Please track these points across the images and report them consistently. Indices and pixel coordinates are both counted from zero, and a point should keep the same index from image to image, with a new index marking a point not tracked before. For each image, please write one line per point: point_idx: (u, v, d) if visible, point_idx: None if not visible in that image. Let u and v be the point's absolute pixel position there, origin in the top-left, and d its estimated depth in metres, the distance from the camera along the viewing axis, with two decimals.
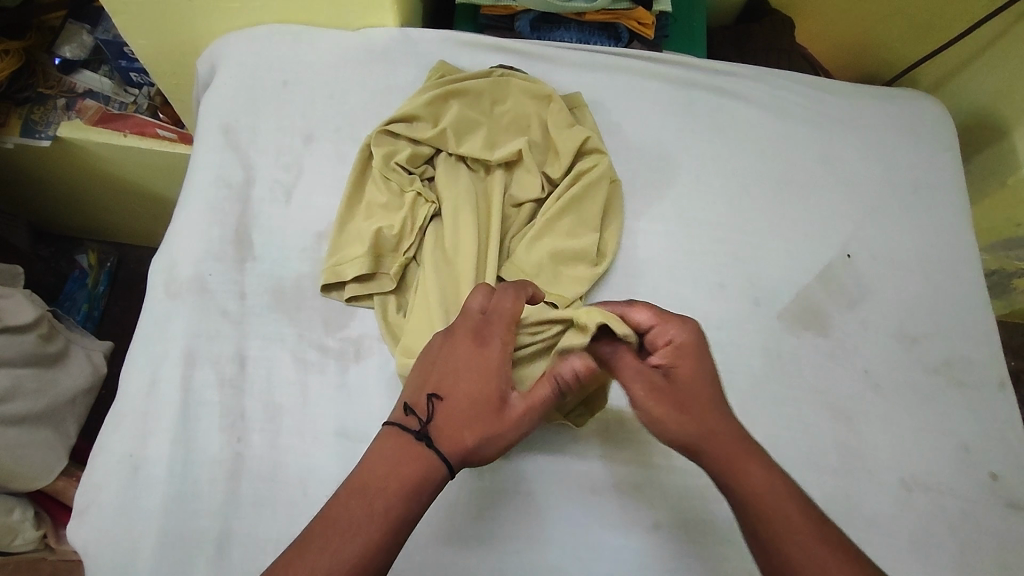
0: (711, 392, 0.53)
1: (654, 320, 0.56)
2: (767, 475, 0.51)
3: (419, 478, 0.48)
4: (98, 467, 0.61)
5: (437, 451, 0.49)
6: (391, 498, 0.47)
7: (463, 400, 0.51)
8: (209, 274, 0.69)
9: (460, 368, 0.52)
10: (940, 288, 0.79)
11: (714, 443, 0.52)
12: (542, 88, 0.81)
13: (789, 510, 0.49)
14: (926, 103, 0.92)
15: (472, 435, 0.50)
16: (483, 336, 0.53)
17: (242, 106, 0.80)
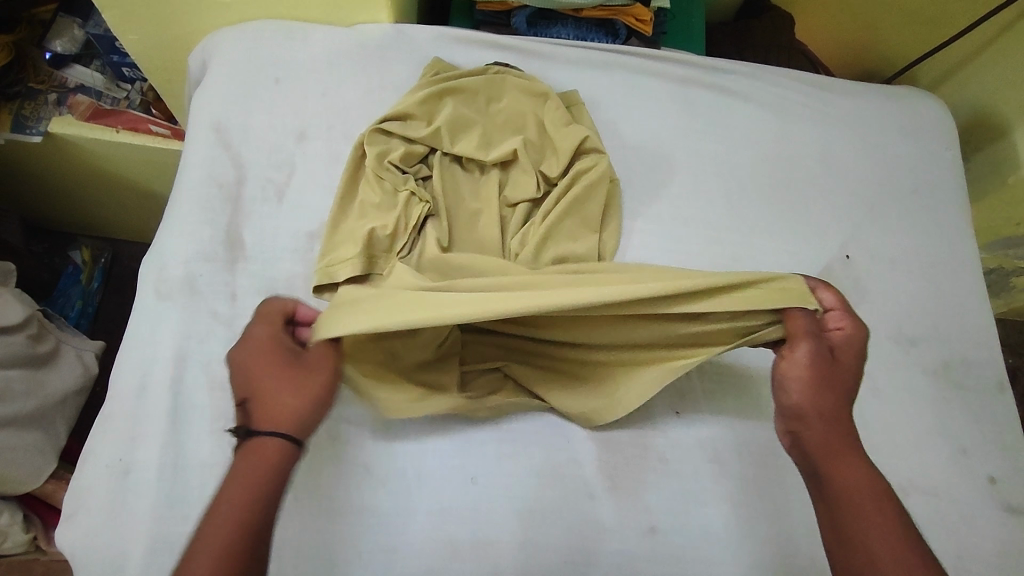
0: (847, 385, 0.57)
1: (836, 304, 0.59)
2: (866, 476, 0.53)
3: (256, 466, 0.49)
4: (85, 471, 0.60)
5: (266, 436, 0.50)
6: (231, 495, 0.47)
7: (270, 387, 0.52)
8: (200, 275, 0.68)
9: (257, 369, 0.54)
10: (939, 289, 0.78)
11: (830, 428, 0.55)
12: (538, 87, 0.80)
13: (876, 511, 0.51)
14: (926, 101, 0.91)
15: (296, 406, 0.51)
16: (261, 336, 0.55)
17: (234, 103, 0.79)
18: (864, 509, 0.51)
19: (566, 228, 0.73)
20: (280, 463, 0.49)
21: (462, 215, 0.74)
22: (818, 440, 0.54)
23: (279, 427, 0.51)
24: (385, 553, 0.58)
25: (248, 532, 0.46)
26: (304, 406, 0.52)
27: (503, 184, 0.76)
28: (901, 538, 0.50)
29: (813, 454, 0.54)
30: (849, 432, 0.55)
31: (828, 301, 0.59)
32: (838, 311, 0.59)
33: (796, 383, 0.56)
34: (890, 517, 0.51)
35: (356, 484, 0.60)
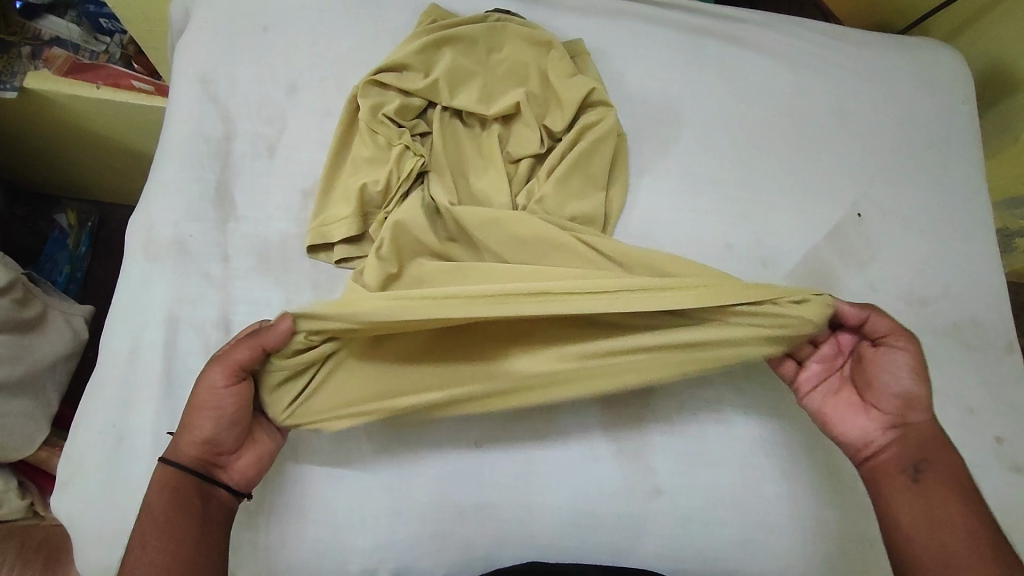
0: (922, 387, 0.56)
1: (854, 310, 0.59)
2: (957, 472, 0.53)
3: (171, 479, 0.51)
4: (77, 438, 0.58)
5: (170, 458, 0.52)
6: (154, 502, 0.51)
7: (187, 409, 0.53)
8: (190, 235, 0.65)
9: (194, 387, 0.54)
10: (951, 248, 0.76)
11: (930, 426, 0.55)
12: (540, 36, 0.76)
13: (966, 502, 0.52)
14: (942, 52, 0.88)
15: (194, 437, 0.51)
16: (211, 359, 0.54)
17: (218, 53, 0.74)
18: (950, 502, 0.52)
19: (573, 185, 0.69)
20: (177, 481, 0.51)
21: (459, 174, 0.71)
22: (919, 439, 0.54)
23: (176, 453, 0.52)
24: (388, 517, 0.57)
25: (138, 546, 0.49)
26: (196, 426, 0.51)
27: (503, 139, 0.74)
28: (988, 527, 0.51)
29: (910, 451, 0.54)
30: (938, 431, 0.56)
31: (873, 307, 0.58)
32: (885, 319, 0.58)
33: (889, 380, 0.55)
34: (975, 508, 0.52)
35: (357, 449, 0.59)
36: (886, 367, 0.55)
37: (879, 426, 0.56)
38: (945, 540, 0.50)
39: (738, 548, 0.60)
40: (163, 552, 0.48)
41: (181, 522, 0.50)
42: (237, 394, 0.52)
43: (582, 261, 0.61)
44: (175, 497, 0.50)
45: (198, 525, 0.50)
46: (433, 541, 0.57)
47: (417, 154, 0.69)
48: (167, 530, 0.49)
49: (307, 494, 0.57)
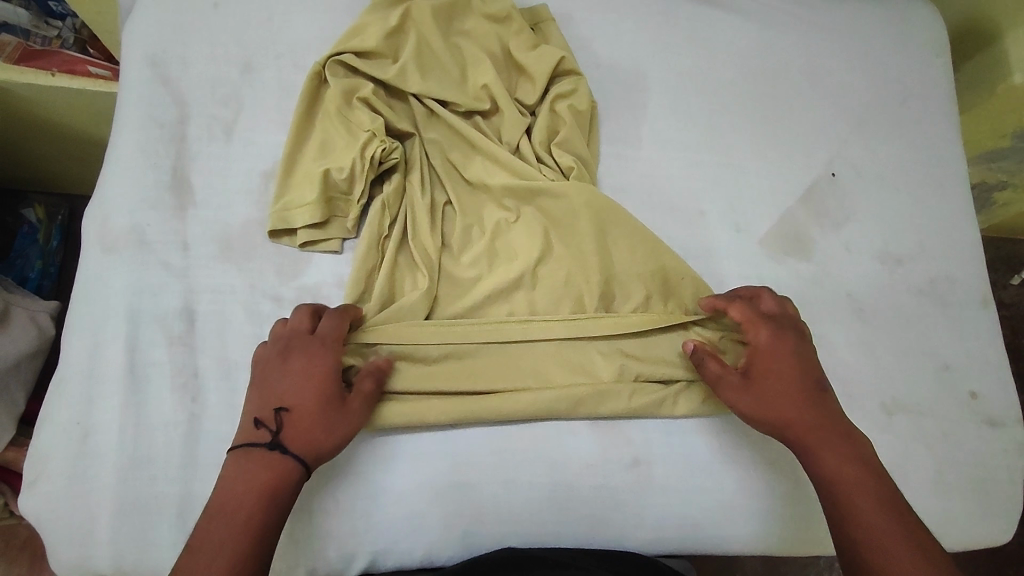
0: (800, 375, 0.57)
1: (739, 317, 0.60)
2: (851, 467, 0.54)
3: (274, 482, 0.50)
4: (42, 438, 0.57)
5: (290, 454, 0.51)
6: (251, 508, 0.49)
7: (312, 409, 0.53)
8: (147, 224, 0.63)
9: (304, 384, 0.54)
10: (925, 205, 0.75)
11: (805, 426, 0.56)
12: (502, 6, 0.73)
13: (863, 497, 0.52)
14: (915, 5, 0.86)
15: (326, 439, 0.52)
16: (322, 361, 0.55)
17: (168, 33, 0.71)
18: (846, 502, 0.52)
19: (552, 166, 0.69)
20: (270, 481, 0.50)
21: (439, 159, 0.69)
22: (797, 442, 0.56)
23: (297, 449, 0.52)
24: (366, 502, 0.57)
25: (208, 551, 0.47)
26: (337, 432, 0.53)
27: (481, 120, 0.71)
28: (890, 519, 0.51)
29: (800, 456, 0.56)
30: (832, 422, 0.56)
31: (735, 319, 0.60)
32: (749, 323, 0.60)
33: (745, 412, 0.57)
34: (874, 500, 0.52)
35: None
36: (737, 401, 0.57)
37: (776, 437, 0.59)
38: (846, 539, 0.51)
39: (716, 514, 0.60)
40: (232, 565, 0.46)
41: (257, 535, 0.48)
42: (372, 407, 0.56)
43: (572, 272, 0.64)
44: (267, 504, 0.49)
45: (261, 534, 0.48)
46: (411, 523, 0.57)
47: (392, 140, 0.66)
48: (247, 540, 0.47)
49: None
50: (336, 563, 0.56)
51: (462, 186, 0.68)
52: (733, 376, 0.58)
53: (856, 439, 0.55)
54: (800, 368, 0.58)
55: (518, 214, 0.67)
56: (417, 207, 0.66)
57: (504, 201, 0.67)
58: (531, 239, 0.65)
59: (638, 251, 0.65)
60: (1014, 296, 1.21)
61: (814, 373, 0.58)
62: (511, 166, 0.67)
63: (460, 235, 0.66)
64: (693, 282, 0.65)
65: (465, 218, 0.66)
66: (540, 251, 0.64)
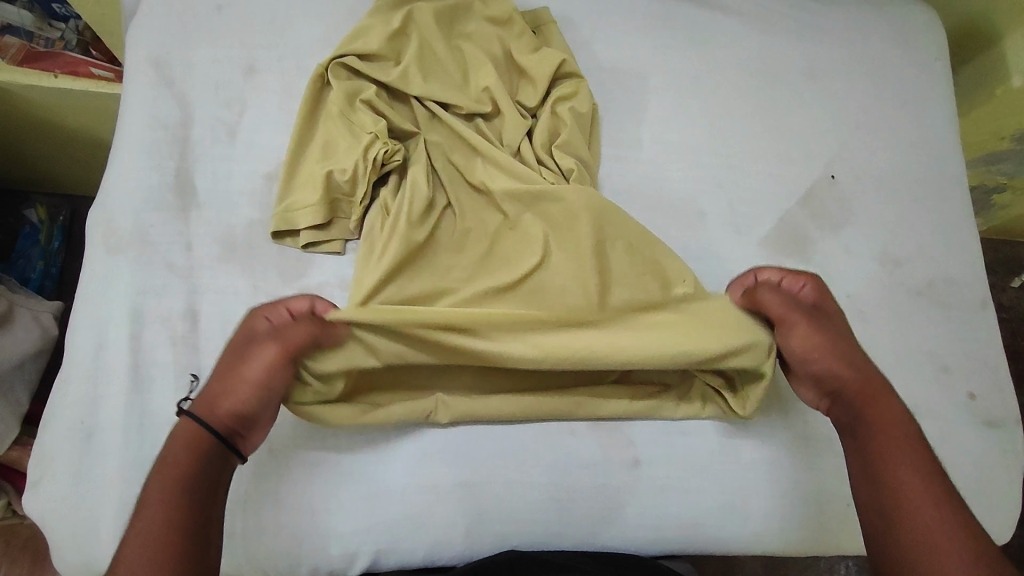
0: (849, 335, 0.60)
1: (782, 275, 0.64)
2: (900, 421, 0.54)
3: (182, 443, 0.50)
4: (46, 438, 0.57)
5: (189, 414, 0.51)
6: (160, 468, 0.48)
7: (224, 370, 0.53)
8: (150, 224, 0.64)
9: (227, 350, 0.55)
10: (924, 207, 0.76)
11: (862, 374, 0.57)
12: (504, 8, 0.74)
13: (907, 447, 0.53)
14: (914, 8, 0.86)
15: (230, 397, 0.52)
16: (247, 326, 0.56)
17: (172, 35, 0.72)
18: (899, 449, 0.52)
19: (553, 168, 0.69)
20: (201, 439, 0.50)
21: (439, 162, 0.69)
22: (857, 395, 0.56)
23: (204, 410, 0.51)
24: (368, 501, 0.57)
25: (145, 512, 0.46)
26: (240, 392, 0.52)
27: (481, 122, 0.71)
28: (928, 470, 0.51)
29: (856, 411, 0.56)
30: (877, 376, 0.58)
31: (774, 274, 0.64)
32: (795, 276, 0.64)
33: (815, 349, 0.58)
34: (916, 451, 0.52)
35: (331, 433, 0.58)
36: (809, 335, 0.59)
37: (816, 392, 0.59)
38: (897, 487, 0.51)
39: (715, 513, 0.61)
40: (143, 528, 0.45)
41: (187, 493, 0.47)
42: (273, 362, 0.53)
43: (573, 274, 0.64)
44: (197, 462, 0.49)
45: (174, 494, 0.47)
46: (412, 522, 0.57)
47: (394, 142, 0.67)
48: (172, 504, 0.46)
49: (284, 481, 0.57)
50: (339, 561, 0.57)
51: (463, 189, 0.69)
52: (806, 312, 0.60)
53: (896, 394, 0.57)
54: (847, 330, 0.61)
55: (519, 217, 0.67)
56: (413, 205, 0.65)
57: (503, 205, 0.67)
58: (531, 242, 0.65)
59: (637, 253, 0.65)
60: (1013, 298, 1.22)
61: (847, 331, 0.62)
62: (512, 169, 0.68)
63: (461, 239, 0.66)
64: (692, 284, 0.65)
65: (464, 222, 0.67)
66: (541, 253, 0.64)
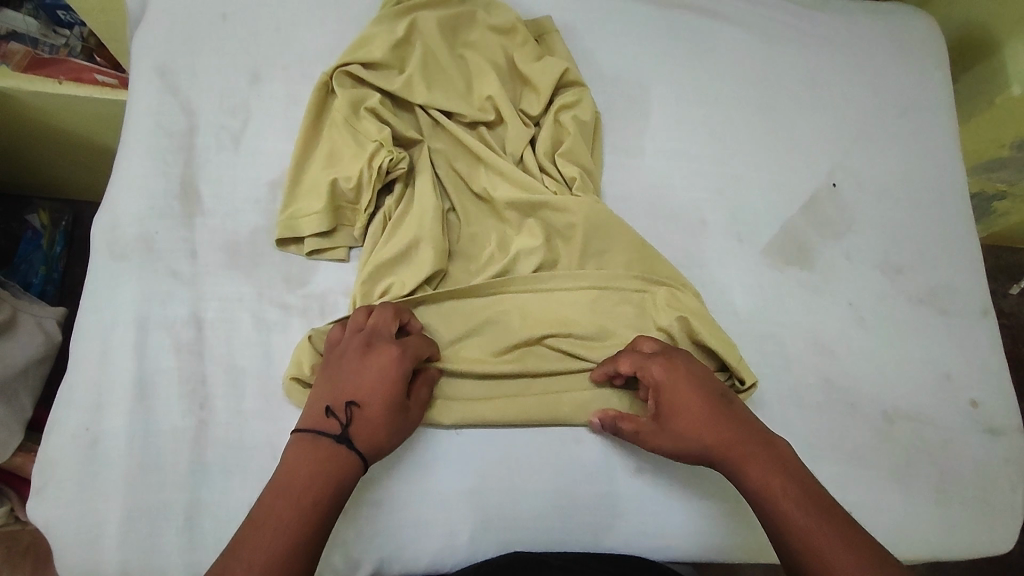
0: (705, 401, 0.56)
1: (634, 366, 0.58)
2: (774, 472, 0.53)
3: (335, 473, 0.51)
4: (50, 444, 0.57)
5: (355, 452, 0.52)
6: (316, 491, 0.50)
7: (379, 410, 0.54)
8: (155, 231, 0.64)
9: (376, 379, 0.54)
10: (925, 215, 0.76)
11: (725, 448, 0.54)
12: (507, 17, 0.74)
13: (791, 502, 0.52)
14: (914, 17, 0.87)
15: (388, 445, 0.54)
16: (395, 358, 0.55)
17: (177, 43, 0.72)
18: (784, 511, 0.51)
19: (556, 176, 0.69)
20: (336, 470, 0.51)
21: (441, 170, 0.69)
22: (724, 461, 0.55)
23: (365, 450, 0.53)
24: (371, 507, 0.57)
25: (262, 530, 0.48)
26: (394, 440, 0.54)
27: (485, 130, 0.71)
28: (815, 518, 0.51)
29: (730, 475, 0.55)
30: (749, 431, 0.55)
31: (627, 369, 0.58)
32: (640, 366, 0.58)
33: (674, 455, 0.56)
34: (799, 499, 0.52)
35: None
36: (663, 444, 0.56)
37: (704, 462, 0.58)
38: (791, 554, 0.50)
39: (719, 520, 0.61)
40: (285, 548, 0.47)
41: (315, 518, 0.49)
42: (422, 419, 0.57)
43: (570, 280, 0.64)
44: (331, 490, 0.51)
45: (318, 520, 0.49)
46: (416, 529, 0.57)
47: (398, 150, 0.67)
48: (310, 528, 0.49)
49: None
50: (342, 570, 0.56)
51: (464, 196, 0.69)
52: (646, 421, 0.57)
53: (773, 441, 0.55)
54: (706, 393, 0.56)
55: (520, 222, 0.67)
56: (417, 209, 0.66)
57: (504, 213, 0.67)
58: (532, 247, 0.65)
59: (634, 262, 0.66)
60: (1014, 304, 1.22)
61: (715, 388, 0.57)
62: (513, 176, 0.68)
63: (462, 246, 0.67)
64: (691, 294, 0.65)
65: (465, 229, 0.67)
66: (540, 260, 0.65)
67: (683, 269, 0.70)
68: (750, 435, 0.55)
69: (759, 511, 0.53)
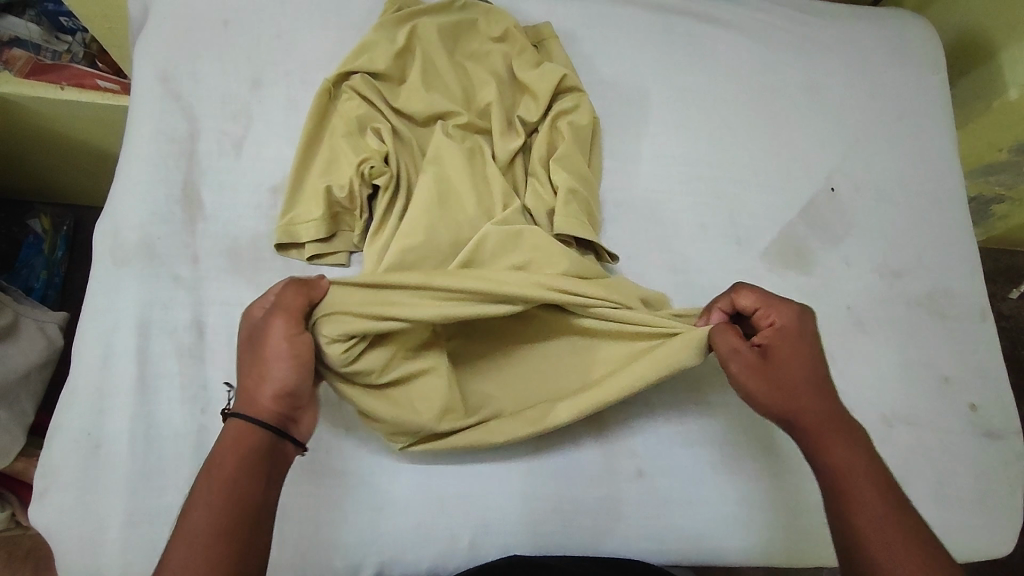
0: (817, 362, 0.54)
1: (759, 304, 0.57)
2: (856, 456, 0.51)
3: (235, 447, 0.48)
4: (52, 449, 0.57)
5: (236, 416, 0.49)
6: (222, 472, 0.47)
7: (243, 371, 0.51)
8: (157, 237, 0.64)
9: (240, 352, 0.53)
10: (924, 219, 0.77)
11: (819, 411, 0.53)
12: (506, 25, 0.75)
13: (868, 487, 0.50)
14: (911, 23, 0.87)
15: (261, 389, 0.50)
16: (244, 320, 0.53)
17: (179, 50, 0.73)
18: (864, 490, 0.49)
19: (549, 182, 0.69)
20: (233, 442, 0.48)
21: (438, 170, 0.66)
22: (805, 431, 0.53)
23: (248, 408, 0.49)
24: (373, 512, 0.57)
25: (183, 535, 0.44)
26: (268, 379, 0.50)
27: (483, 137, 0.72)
28: (893, 506, 0.49)
29: (806, 443, 0.53)
30: (839, 410, 0.54)
31: (749, 304, 0.57)
32: (764, 307, 0.56)
33: (757, 390, 0.53)
34: (877, 485, 0.50)
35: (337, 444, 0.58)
36: (760, 375, 0.53)
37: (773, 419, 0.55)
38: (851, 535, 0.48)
39: (719, 525, 0.61)
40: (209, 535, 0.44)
41: (233, 501, 0.46)
42: (289, 338, 0.51)
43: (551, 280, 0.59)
44: (240, 467, 0.47)
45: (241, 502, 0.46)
46: (417, 534, 0.57)
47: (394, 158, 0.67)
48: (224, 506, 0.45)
49: (287, 492, 0.57)
50: (342, 573, 0.56)
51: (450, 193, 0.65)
52: (751, 352, 0.54)
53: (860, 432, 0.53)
54: (817, 357, 0.55)
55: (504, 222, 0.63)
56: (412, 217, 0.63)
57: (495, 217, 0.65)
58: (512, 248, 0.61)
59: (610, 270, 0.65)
60: (1013, 308, 1.22)
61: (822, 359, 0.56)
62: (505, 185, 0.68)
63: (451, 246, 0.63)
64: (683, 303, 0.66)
65: (459, 234, 0.63)
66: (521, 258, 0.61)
67: (683, 274, 0.70)
68: (841, 414, 0.53)
69: (829, 484, 0.51)
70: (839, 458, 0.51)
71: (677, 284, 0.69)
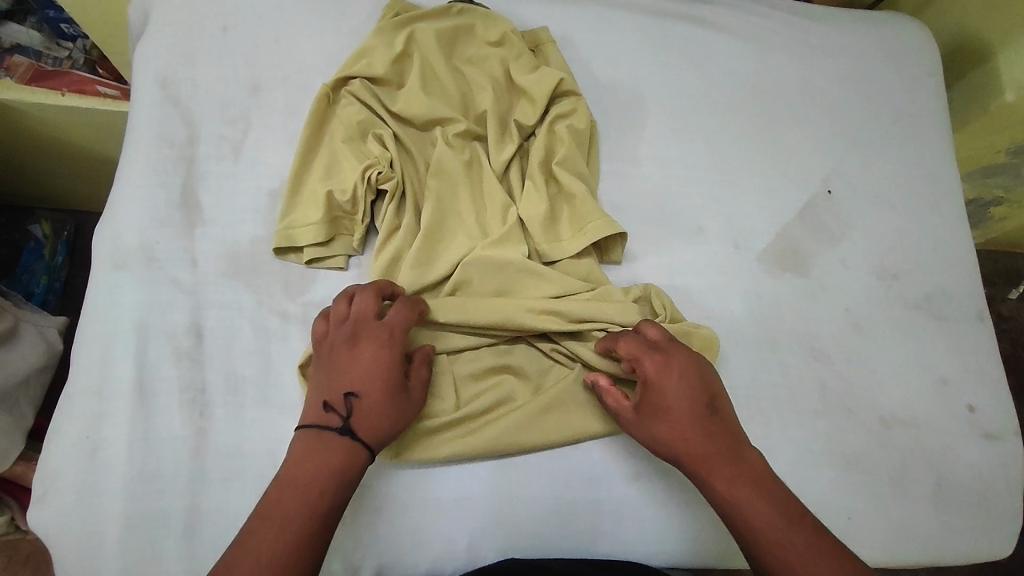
0: (694, 403, 0.56)
1: (632, 353, 0.58)
2: (746, 487, 0.54)
3: (344, 465, 0.52)
4: (51, 453, 0.58)
5: (358, 441, 0.53)
6: (322, 486, 0.51)
7: (377, 395, 0.54)
8: (156, 241, 0.64)
9: (370, 368, 0.55)
10: (921, 221, 0.77)
11: (703, 452, 0.55)
12: (502, 30, 0.75)
13: (763, 516, 0.52)
14: (907, 26, 0.88)
15: (384, 428, 0.54)
16: (383, 338, 0.56)
17: (178, 55, 0.73)
18: (757, 523, 0.52)
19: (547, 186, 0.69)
20: (338, 461, 0.52)
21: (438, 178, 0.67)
22: (693, 470, 0.55)
23: (362, 434, 0.53)
24: (372, 515, 0.57)
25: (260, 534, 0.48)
26: (396, 424, 0.55)
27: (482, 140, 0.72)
28: (786, 534, 0.52)
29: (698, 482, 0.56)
30: (725, 443, 0.55)
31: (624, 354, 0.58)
32: (636, 356, 0.58)
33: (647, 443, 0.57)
34: (770, 515, 0.52)
35: None
36: (644, 431, 0.57)
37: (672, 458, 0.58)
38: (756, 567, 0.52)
39: (716, 526, 0.61)
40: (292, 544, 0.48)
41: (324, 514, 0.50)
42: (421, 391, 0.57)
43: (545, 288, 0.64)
44: (339, 488, 0.51)
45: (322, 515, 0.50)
46: (416, 537, 0.57)
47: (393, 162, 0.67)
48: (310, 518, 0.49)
49: None
50: None
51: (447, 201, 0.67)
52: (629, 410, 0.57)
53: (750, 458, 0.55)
54: (698, 397, 0.56)
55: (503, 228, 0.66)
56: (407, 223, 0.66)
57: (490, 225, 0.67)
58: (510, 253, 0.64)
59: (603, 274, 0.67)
60: (1013, 309, 1.23)
61: (705, 393, 0.57)
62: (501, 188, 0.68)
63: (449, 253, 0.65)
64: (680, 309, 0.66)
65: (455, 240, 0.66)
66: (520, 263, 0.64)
67: (680, 277, 0.70)
68: (727, 446, 0.55)
69: (729, 519, 0.54)
70: (730, 493, 0.54)
71: (674, 286, 0.69)
